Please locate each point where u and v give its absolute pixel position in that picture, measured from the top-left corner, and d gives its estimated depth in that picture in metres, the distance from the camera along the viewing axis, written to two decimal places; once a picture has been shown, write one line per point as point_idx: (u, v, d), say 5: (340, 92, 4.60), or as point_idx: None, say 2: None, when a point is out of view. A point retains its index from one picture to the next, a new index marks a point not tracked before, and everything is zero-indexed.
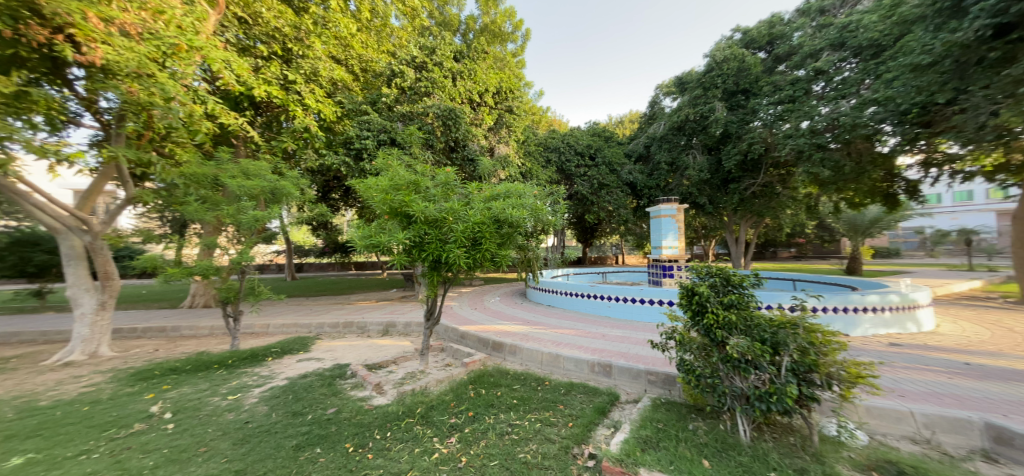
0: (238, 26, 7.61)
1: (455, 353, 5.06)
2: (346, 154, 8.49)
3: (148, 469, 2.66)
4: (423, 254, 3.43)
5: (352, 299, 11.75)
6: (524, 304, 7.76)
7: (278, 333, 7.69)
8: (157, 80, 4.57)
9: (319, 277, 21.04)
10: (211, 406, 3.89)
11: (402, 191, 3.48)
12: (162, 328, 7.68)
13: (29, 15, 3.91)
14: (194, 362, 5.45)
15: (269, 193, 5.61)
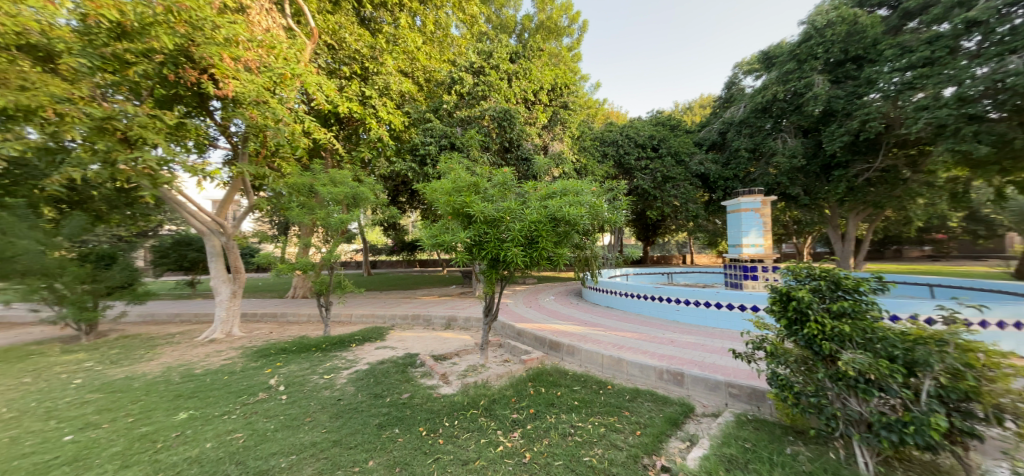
0: (327, 51, 8.66)
1: (512, 350, 5.12)
2: (412, 160, 9.15)
3: (269, 430, 3.18)
4: (482, 253, 3.53)
5: (418, 294, 12.66)
6: (580, 304, 7.59)
7: (359, 322, 8.64)
8: (271, 106, 5.44)
9: (389, 274, 22.99)
10: (312, 383, 4.52)
11: (462, 193, 3.63)
12: (273, 314, 9.15)
13: (185, 61, 4.95)
14: (297, 344, 6.38)
15: (353, 199, 6.32)
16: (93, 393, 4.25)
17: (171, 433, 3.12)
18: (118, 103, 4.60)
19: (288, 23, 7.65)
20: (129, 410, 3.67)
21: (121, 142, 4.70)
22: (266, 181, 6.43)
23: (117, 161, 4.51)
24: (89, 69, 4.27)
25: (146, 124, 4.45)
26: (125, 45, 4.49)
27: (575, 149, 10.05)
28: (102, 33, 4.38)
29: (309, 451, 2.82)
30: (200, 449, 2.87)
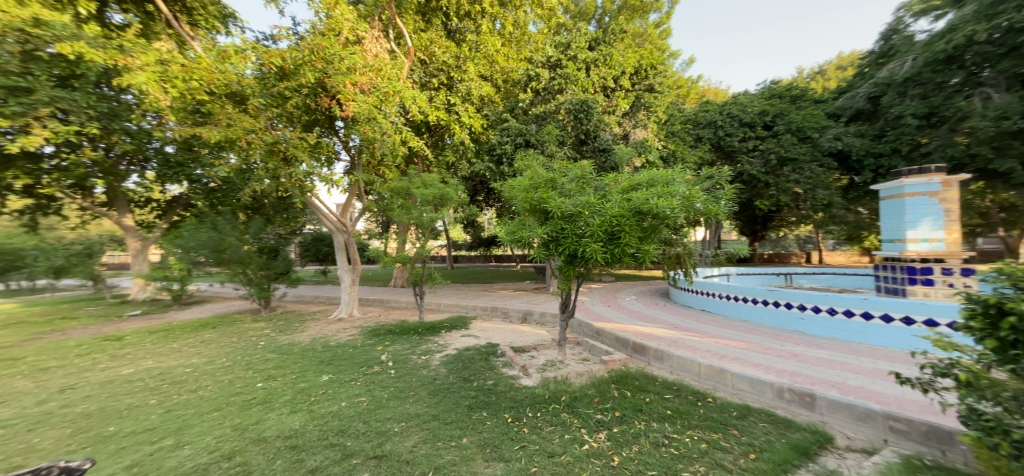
0: (420, 67, 9.52)
1: (591, 350, 4.95)
2: (490, 160, 9.51)
3: (380, 400, 3.70)
4: (560, 249, 3.49)
5: (495, 288, 13.19)
6: (668, 306, 6.97)
7: (447, 311, 9.42)
8: (378, 121, 6.23)
9: (468, 268, 24.52)
10: (413, 361, 5.10)
11: (540, 189, 3.64)
12: (379, 300, 10.56)
13: (321, 92, 6.22)
14: (399, 326, 7.28)
15: (442, 199, 6.85)
16: (270, 355, 5.44)
17: (318, 392, 3.91)
18: (277, 128, 6.09)
19: (390, 46, 8.63)
20: (290, 369, 4.73)
21: (281, 161, 6.11)
22: (374, 186, 7.43)
23: (279, 175, 5.83)
24: (264, 105, 5.96)
25: (298, 145, 5.86)
26: (285, 84, 6.01)
27: (662, 137, 9.26)
28: (271, 77, 5.98)
29: (415, 421, 3.20)
30: (336, 407, 3.51)
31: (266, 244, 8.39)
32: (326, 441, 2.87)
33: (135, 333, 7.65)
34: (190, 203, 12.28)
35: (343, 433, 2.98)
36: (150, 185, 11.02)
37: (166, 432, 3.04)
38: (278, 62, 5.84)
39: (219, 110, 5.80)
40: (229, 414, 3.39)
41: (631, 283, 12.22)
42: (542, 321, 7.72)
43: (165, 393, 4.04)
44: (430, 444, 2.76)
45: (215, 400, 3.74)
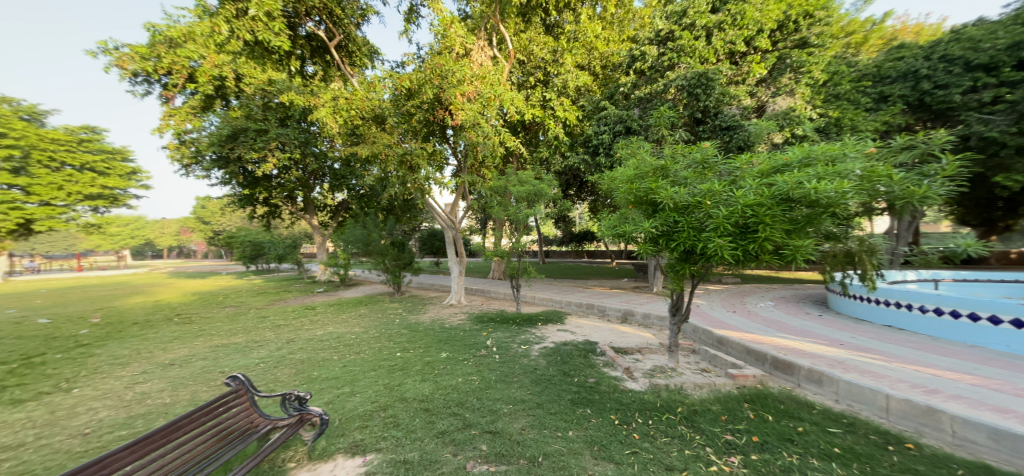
0: (518, 68, 9.85)
1: (713, 360, 4.28)
2: (585, 152, 9.18)
3: (488, 381, 4.10)
4: (671, 244, 3.06)
5: (591, 284, 12.83)
6: (822, 317, 5.62)
7: (544, 304, 9.52)
8: (482, 125, 6.87)
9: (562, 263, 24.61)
10: (516, 348, 5.45)
11: (648, 178, 3.17)
12: (482, 290, 11.44)
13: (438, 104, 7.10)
14: (501, 315, 7.80)
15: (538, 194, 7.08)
16: (402, 331, 6.69)
17: (440, 366, 4.68)
18: (406, 142, 7.32)
19: (494, 52, 9.07)
20: (419, 343, 5.86)
21: (408, 169, 7.36)
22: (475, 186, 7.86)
23: (406, 179, 7.29)
24: (397, 121, 7.24)
25: (420, 155, 7.17)
26: (411, 103, 7.06)
27: (814, 105, 7.39)
28: (402, 98, 7.06)
29: (522, 405, 3.38)
30: (455, 386, 3.98)
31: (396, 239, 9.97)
32: (450, 412, 3.35)
33: (318, 305, 10.23)
34: (347, 207, 15.60)
35: (462, 405, 3.46)
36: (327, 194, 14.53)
37: (343, 383, 4.18)
38: (407, 84, 6.86)
39: (368, 131, 7.33)
40: (381, 374, 4.46)
41: (761, 286, 10.31)
42: (650, 322, 7.08)
43: (341, 351, 5.49)
44: (537, 430, 2.84)
45: (372, 361, 5.00)
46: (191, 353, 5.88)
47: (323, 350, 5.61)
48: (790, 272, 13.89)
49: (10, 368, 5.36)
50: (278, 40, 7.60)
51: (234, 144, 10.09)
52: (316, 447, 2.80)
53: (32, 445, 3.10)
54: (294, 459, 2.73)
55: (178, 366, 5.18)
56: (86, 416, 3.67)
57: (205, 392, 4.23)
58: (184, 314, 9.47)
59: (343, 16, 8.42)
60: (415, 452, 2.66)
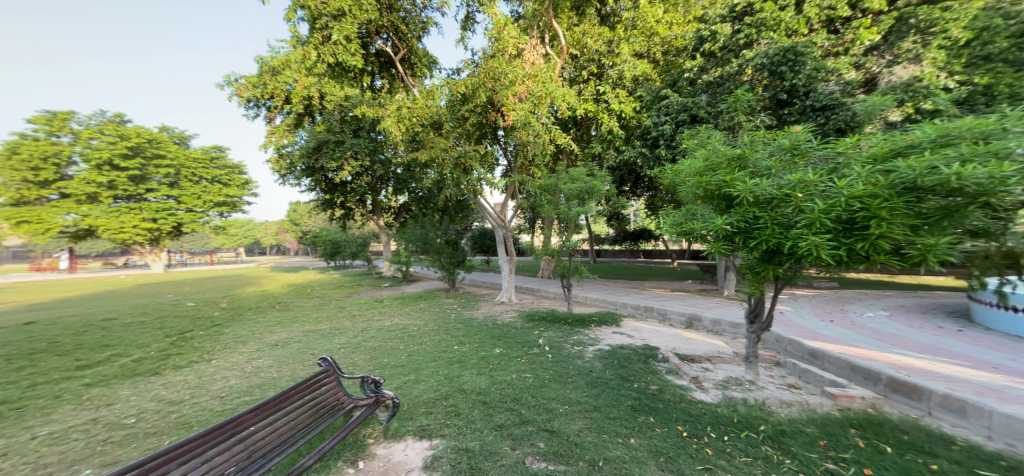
0: (570, 63, 9.67)
1: (804, 376, 3.71)
2: (643, 144, 8.50)
3: (544, 379, 4.12)
4: (750, 243, 2.66)
5: (648, 285, 12.17)
6: (956, 333, 4.61)
7: (597, 305, 9.20)
8: (532, 124, 7.26)
9: (615, 262, 23.76)
10: (569, 347, 5.42)
11: (722, 171, 2.80)
12: (532, 289, 11.61)
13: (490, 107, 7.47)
14: (553, 315, 7.81)
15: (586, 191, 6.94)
16: (458, 324, 7.34)
17: (495, 361, 4.89)
18: (460, 145, 7.79)
19: (546, 50, 9.04)
20: (474, 338, 6.20)
21: (462, 171, 7.77)
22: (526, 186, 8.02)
23: (460, 182, 7.67)
24: (452, 124, 7.80)
25: (473, 156, 7.56)
26: (465, 107, 7.53)
27: (951, 71, 5.87)
28: (457, 103, 7.57)
29: (579, 406, 3.31)
30: (511, 383, 4.04)
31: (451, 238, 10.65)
32: (507, 407, 3.42)
33: (385, 298, 11.20)
34: (408, 208, 17.20)
35: (518, 402, 3.52)
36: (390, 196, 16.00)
37: (408, 371, 4.60)
38: (462, 89, 7.36)
39: (426, 136, 7.80)
40: (441, 365, 4.80)
41: (865, 293, 8.74)
42: (720, 329, 6.44)
43: (406, 341, 6.11)
44: (596, 434, 2.74)
45: (432, 352, 5.41)
46: (289, 336, 6.84)
47: (390, 339, 6.27)
48: (895, 277, 11.75)
49: (168, 341, 6.81)
50: (354, 59, 8.35)
51: (320, 156, 12.05)
52: (389, 428, 3.09)
53: (185, 404, 3.90)
54: (372, 437, 3.02)
55: (281, 346, 6.10)
56: (219, 383, 4.51)
57: (301, 369, 4.93)
58: (284, 302, 11.10)
59: (406, 30, 9.11)
60: (475, 442, 2.77)
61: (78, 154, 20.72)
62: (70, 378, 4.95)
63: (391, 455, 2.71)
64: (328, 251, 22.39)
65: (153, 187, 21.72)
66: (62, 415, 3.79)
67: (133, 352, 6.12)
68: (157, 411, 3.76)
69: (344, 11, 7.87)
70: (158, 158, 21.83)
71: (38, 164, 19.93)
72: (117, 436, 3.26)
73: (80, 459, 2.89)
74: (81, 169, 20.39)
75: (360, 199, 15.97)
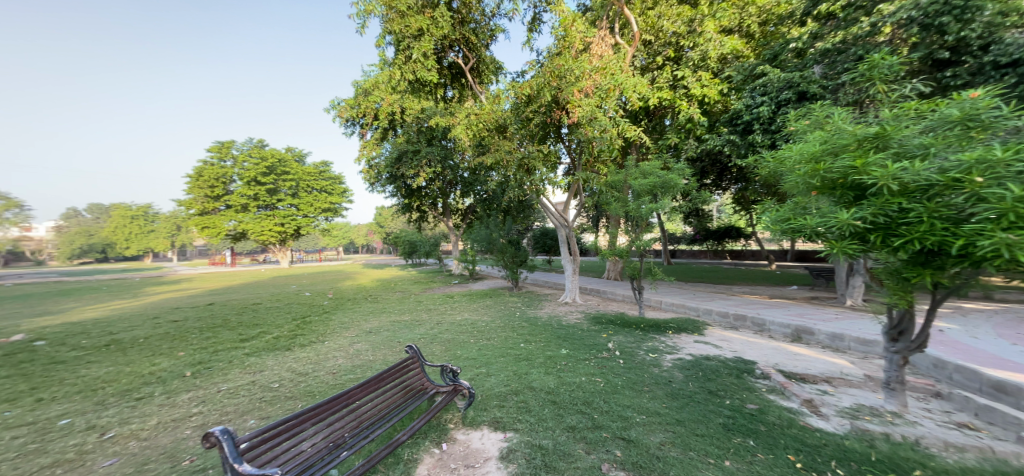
0: (643, 50, 9.19)
1: (984, 415, 2.83)
2: (731, 131, 7.51)
3: (616, 385, 3.96)
4: (894, 243, 1.96)
5: (737, 290, 10.87)
6: None
7: (675, 311, 8.47)
8: (599, 120, 7.28)
9: (693, 264, 21.75)
10: (641, 355, 5.26)
11: (852, 153, 2.14)
12: (598, 291, 11.79)
13: (555, 106, 7.64)
14: (624, 321, 7.53)
15: (657, 187, 6.84)
16: (523, 324, 7.77)
17: (562, 361, 5.05)
18: (525, 146, 8.29)
19: (615, 40, 8.74)
20: (540, 337, 6.58)
21: (526, 171, 8.35)
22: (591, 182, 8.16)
23: (523, 182, 8.25)
24: (517, 127, 8.25)
25: (535, 157, 8.02)
26: (530, 109, 7.78)
27: None
28: (522, 105, 7.88)
29: (660, 420, 3.04)
30: (582, 389, 3.97)
31: (512, 237, 12.09)
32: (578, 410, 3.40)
33: (455, 294, 12.15)
34: (474, 210, 18.01)
35: (589, 405, 3.47)
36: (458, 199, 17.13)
37: (479, 365, 5.02)
38: (527, 92, 7.60)
39: (492, 140, 8.45)
40: (509, 361, 5.13)
41: None
42: (843, 345, 5.30)
43: (475, 336, 6.65)
44: (682, 450, 2.48)
45: (500, 348, 5.86)
46: (379, 324, 7.87)
47: (461, 333, 6.95)
48: None
49: (295, 323, 8.34)
50: (430, 74, 9.20)
51: (401, 165, 14.00)
52: (467, 416, 3.30)
53: (309, 376, 4.72)
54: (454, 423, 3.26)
55: (374, 333, 7.03)
56: (330, 361, 5.38)
57: (389, 355, 5.58)
58: (374, 295, 12.64)
59: (476, 40, 9.71)
60: (548, 439, 2.81)
61: (235, 176, 26.92)
62: (236, 347, 6.42)
63: (470, 442, 2.87)
64: (407, 251, 24.86)
65: (282, 198, 27.35)
66: (234, 375, 4.89)
67: (271, 330, 7.65)
68: (291, 379, 4.60)
69: (422, 30, 8.72)
70: (286, 177, 27.41)
71: (212, 183, 26.65)
72: (267, 396, 4.09)
73: (245, 411, 3.67)
74: (237, 186, 26.46)
75: (432, 203, 17.13)
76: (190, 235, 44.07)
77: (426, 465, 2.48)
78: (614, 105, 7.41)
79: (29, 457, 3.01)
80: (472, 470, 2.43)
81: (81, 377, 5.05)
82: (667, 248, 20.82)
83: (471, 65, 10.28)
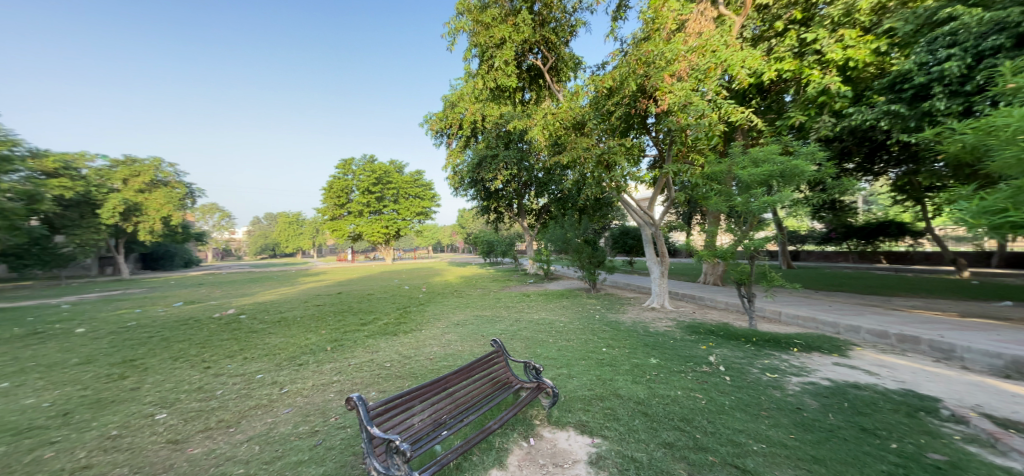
0: (755, 18, 7.93)
1: None
2: (891, 99, 5.88)
3: (727, 408, 3.53)
4: None
5: (892, 302, 8.56)
6: None
7: (797, 325, 7.07)
8: (694, 104, 6.53)
9: (826, 268, 17.78)
10: (757, 377, 4.56)
11: None
12: (692, 295, 10.66)
13: (641, 95, 7.18)
14: (727, 336, 6.61)
15: (774, 176, 5.90)
16: (604, 326, 7.56)
17: (653, 372, 4.88)
18: (604, 141, 7.75)
19: (718, 14, 7.81)
20: (623, 342, 6.41)
21: (604, 168, 7.82)
22: (684, 174, 7.56)
23: (602, 179, 7.81)
24: (597, 122, 7.97)
25: (616, 151, 7.42)
26: (612, 101, 7.44)
27: None
28: (602, 98, 7.59)
29: (786, 453, 2.51)
30: (682, 410, 3.64)
31: (588, 237, 11.42)
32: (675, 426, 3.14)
33: (531, 294, 11.91)
34: (548, 209, 17.41)
35: (688, 423, 3.17)
36: (532, 200, 16.98)
37: (560, 365, 5.26)
38: (609, 84, 7.31)
39: (568, 138, 8.28)
40: (592, 365, 5.24)
41: None
42: None
43: (555, 335, 6.88)
44: None
45: (581, 351, 5.96)
46: (465, 317, 8.65)
47: (540, 331, 7.22)
48: None
49: (398, 312, 9.54)
50: (510, 80, 9.61)
51: (482, 170, 14.78)
52: (553, 414, 3.60)
53: (412, 359, 5.75)
54: (539, 419, 3.58)
55: (461, 326, 7.73)
56: (427, 347, 6.37)
57: (475, 347, 6.29)
58: (459, 290, 13.55)
59: (556, 39, 9.62)
60: (640, 453, 2.64)
61: (353, 187, 31.92)
62: (359, 328, 7.92)
63: (556, 442, 3.00)
64: (485, 250, 26.10)
65: (386, 204, 31.70)
66: (358, 352, 6.22)
67: (379, 317, 8.99)
68: (400, 360, 5.75)
69: (505, 39, 9.12)
70: (390, 188, 32.02)
71: (338, 195, 32.07)
72: (382, 373, 5.18)
73: (368, 384, 4.80)
74: (355, 196, 31.43)
75: (508, 204, 17.43)
76: (323, 236, 53.94)
77: (514, 456, 2.78)
78: (713, 87, 6.66)
79: (243, 400, 4.44)
80: (562, 469, 2.50)
81: (267, 344, 6.83)
82: (784, 249, 17.47)
83: (550, 66, 10.19)
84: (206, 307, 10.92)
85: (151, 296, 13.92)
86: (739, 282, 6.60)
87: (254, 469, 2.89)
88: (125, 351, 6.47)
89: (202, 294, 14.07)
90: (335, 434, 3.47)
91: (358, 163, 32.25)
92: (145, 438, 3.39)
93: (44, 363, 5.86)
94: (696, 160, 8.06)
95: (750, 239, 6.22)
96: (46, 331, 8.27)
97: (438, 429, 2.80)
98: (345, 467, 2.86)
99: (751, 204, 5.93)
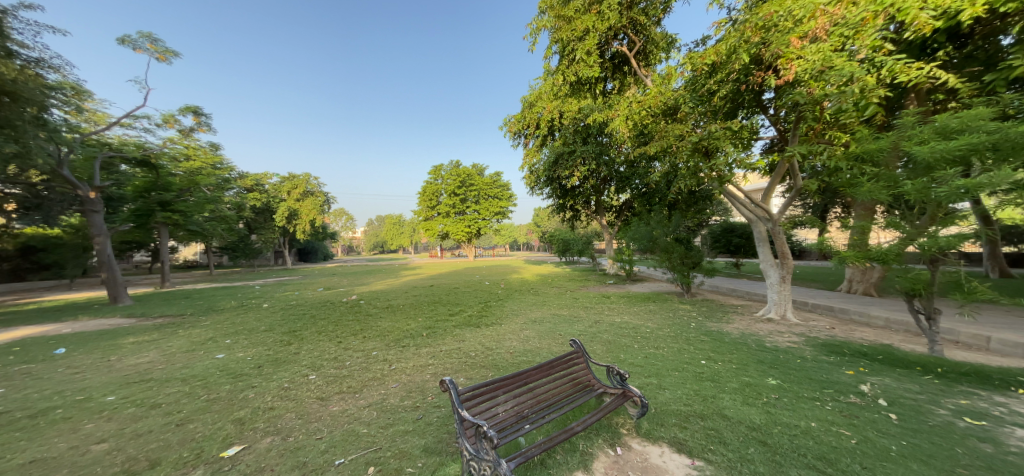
0: None
1: None
2: None
3: (892, 454, 2.24)
4: None
5: None
6: None
7: (1021, 357, 4.19)
8: (839, 66, 4.07)
9: None
10: (945, 422, 2.74)
11: None
12: (829, 307, 7.29)
13: (755, 66, 5.06)
14: (887, 362, 4.24)
15: (982, 151, 2.99)
16: (702, 336, 5.73)
17: (771, 394, 3.31)
18: (703, 125, 5.79)
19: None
20: (730, 356, 4.60)
21: (703, 156, 5.84)
22: (819, 160, 4.77)
23: (698, 170, 5.84)
24: (692, 109, 5.95)
25: (719, 136, 5.39)
26: (715, 79, 5.46)
27: None
28: (702, 78, 5.62)
29: None
30: (818, 447, 2.32)
31: (679, 235, 9.51)
32: (807, 465, 2.12)
33: (612, 295, 10.48)
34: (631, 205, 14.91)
35: (831, 465, 2.10)
36: (612, 196, 14.65)
37: (647, 374, 3.92)
38: (711, 59, 5.32)
39: (657, 127, 6.53)
40: (686, 377, 3.79)
41: None
42: None
43: (640, 341, 5.38)
44: None
45: (673, 360, 4.43)
46: (543, 315, 7.61)
47: (624, 336, 5.76)
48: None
49: (480, 305, 9.03)
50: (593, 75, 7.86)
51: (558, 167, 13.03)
52: (640, 426, 2.69)
53: (494, 350, 5.01)
54: (624, 428, 2.70)
55: (540, 323, 6.81)
56: (507, 341, 5.53)
57: (555, 345, 5.26)
58: (536, 287, 12.71)
59: (646, 21, 7.44)
60: None
61: (443, 191, 33.39)
62: (448, 317, 7.52)
63: (648, 454, 2.31)
64: (560, 249, 24.48)
65: (469, 204, 32.80)
66: (449, 341, 5.67)
67: (464, 308, 8.54)
68: (482, 351, 5.01)
69: (588, 31, 7.54)
70: (473, 191, 33.11)
71: (430, 198, 34.00)
72: (469, 361, 4.59)
73: (457, 370, 4.25)
74: (443, 199, 33.00)
75: (586, 201, 15.06)
76: (420, 235, 58.71)
77: (600, 462, 2.24)
78: (871, 43, 4.19)
79: (365, 371, 4.35)
80: None
81: (380, 326, 6.86)
82: (983, 249, 10.85)
83: (637, 51, 8.09)
84: (338, 292, 12.22)
85: (302, 282, 16.42)
86: (907, 294, 3.70)
87: (374, 431, 2.74)
88: (291, 323, 7.31)
89: (335, 282, 15.92)
90: (433, 411, 3.08)
91: (447, 168, 33.80)
92: (303, 391, 3.68)
93: (248, 328, 7.02)
94: (836, 141, 4.89)
95: (930, 234, 3.36)
96: (247, 304, 10.19)
97: (520, 423, 2.28)
98: (443, 442, 2.50)
99: (935, 189, 3.09)
